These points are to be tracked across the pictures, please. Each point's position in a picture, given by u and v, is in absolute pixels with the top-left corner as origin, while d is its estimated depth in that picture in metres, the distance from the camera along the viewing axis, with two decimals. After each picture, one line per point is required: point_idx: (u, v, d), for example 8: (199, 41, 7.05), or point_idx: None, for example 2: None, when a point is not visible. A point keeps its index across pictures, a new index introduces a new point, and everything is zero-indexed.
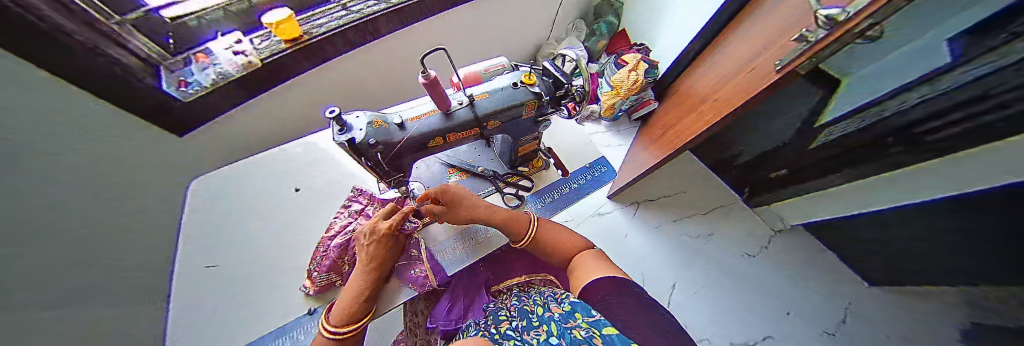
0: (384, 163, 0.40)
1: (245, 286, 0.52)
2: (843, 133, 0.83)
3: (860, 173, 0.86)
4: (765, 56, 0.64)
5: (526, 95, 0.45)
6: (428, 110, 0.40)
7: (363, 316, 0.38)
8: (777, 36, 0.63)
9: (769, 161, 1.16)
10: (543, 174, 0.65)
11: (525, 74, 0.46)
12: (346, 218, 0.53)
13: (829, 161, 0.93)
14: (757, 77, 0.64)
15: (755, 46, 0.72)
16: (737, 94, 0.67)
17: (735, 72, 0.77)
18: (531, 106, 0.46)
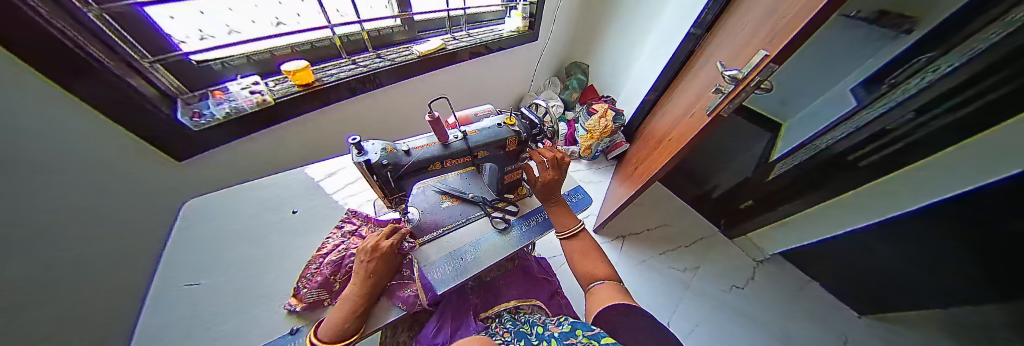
0: (389, 183, 0.46)
1: (221, 306, 0.49)
2: (791, 164, 1.07)
3: (805, 198, 1.08)
4: (697, 105, 0.85)
5: (509, 132, 0.55)
6: (431, 141, 0.48)
7: (350, 332, 0.40)
8: (703, 88, 0.85)
9: (732, 194, 1.37)
10: (527, 200, 0.72)
11: (508, 116, 0.57)
12: (338, 239, 0.57)
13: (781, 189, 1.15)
14: (694, 119, 0.82)
15: (690, 96, 0.94)
16: (688, 127, 0.84)
17: (679, 117, 0.98)
18: (512, 141, 0.56)
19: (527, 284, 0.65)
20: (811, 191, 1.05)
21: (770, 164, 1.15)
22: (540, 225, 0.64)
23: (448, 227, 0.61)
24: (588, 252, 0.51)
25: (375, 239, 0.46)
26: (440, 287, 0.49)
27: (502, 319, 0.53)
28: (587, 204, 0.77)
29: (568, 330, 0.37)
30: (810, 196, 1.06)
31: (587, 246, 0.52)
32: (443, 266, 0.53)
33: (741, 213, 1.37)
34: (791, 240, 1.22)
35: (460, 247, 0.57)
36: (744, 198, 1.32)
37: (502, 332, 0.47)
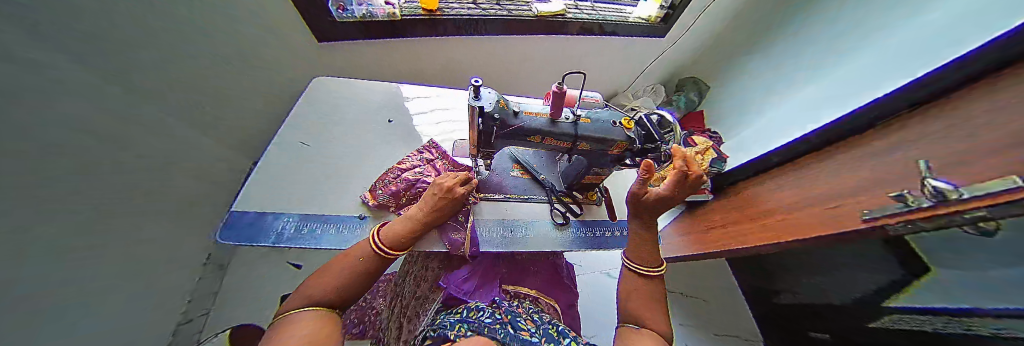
0: (485, 139, 0.43)
1: (314, 172, 0.60)
2: None
3: None
4: (838, 197, 0.72)
5: (621, 136, 0.45)
6: (540, 112, 0.42)
7: (405, 247, 0.44)
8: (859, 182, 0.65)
9: None
10: (593, 208, 0.67)
11: (625, 118, 0.47)
12: (417, 160, 0.62)
13: None
14: (841, 216, 0.64)
15: (834, 180, 0.73)
16: (828, 223, 0.67)
17: (801, 196, 0.85)
18: (622, 146, 0.46)
19: (555, 283, 0.64)
20: None
21: None
22: (595, 240, 0.60)
23: (510, 196, 0.61)
24: (636, 293, 0.44)
25: (450, 181, 0.48)
26: (485, 246, 0.51)
27: (524, 302, 0.53)
28: None
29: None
30: None
31: (638, 287, 0.45)
32: (492, 229, 0.55)
33: None
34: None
35: (514, 220, 0.58)
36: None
37: (525, 317, 0.48)
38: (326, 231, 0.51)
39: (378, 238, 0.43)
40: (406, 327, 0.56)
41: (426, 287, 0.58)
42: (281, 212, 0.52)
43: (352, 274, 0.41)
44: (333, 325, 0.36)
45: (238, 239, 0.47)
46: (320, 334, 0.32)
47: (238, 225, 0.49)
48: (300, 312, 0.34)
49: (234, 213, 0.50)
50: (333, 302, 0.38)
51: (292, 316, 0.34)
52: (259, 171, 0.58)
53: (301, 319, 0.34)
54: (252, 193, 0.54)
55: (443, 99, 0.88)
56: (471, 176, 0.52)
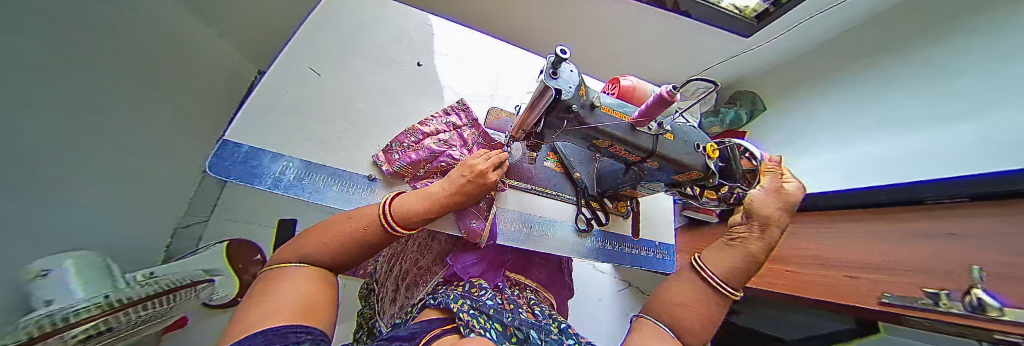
0: (546, 129, 0.35)
1: (323, 111, 0.52)
2: None
3: None
4: (860, 268, 0.73)
5: (700, 165, 0.38)
6: (622, 114, 0.33)
7: (416, 226, 0.41)
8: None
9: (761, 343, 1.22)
10: (620, 220, 0.62)
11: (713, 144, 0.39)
12: (442, 125, 0.55)
13: None
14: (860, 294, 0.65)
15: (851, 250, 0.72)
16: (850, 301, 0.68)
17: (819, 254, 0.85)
18: (695, 175, 0.40)
19: (558, 280, 0.63)
20: None
21: None
22: (611, 254, 0.57)
23: (539, 189, 0.55)
24: (685, 306, 0.35)
25: (484, 166, 0.43)
26: (503, 239, 0.49)
27: (525, 293, 0.52)
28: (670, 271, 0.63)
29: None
30: None
31: (693, 300, 0.35)
32: (513, 221, 0.51)
33: None
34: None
35: (537, 216, 0.53)
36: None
37: (526, 307, 0.47)
38: (331, 187, 0.48)
39: (388, 213, 0.38)
40: (403, 292, 0.56)
41: (428, 260, 0.56)
42: (283, 153, 0.47)
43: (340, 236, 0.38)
44: (323, 283, 0.35)
45: (228, 173, 0.41)
46: (308, 289, 0.32)
47: (232, 159, 0.43)
48: (291, 268, 0.34)
49: (226, 142, 0.43)
50: (328, 262, 0.38)
51: (285, 267, 0.34)
52: (259, 94, 0.49)
53: (295, 273, 0.33)
54: (249, 120, 0.46)
55: (484, 52, 0.76)
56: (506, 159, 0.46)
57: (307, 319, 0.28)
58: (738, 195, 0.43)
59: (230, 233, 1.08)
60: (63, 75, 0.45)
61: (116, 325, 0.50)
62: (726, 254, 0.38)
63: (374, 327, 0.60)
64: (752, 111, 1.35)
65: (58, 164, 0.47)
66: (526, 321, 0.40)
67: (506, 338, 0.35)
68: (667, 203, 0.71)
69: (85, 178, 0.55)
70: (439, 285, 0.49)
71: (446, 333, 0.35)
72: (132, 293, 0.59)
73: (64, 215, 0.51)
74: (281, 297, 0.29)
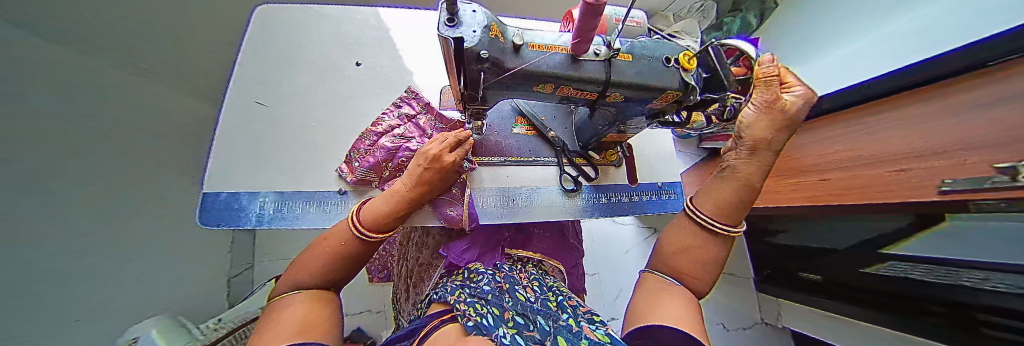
0: (472, 92, 0.30)
1: (282, 140, 0.51)
2: (882, 274, 0.88)
3: (860, 315, 0.94)
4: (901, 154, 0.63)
5: (675, 82, 0.31)
6: (555, 45, 0.27)
7: (391, 227, 0.40)
8: (954, 139, 0.52)
9: (796, 258, 1.18)
10: (611, 170, 0.57)
11: (686, 52, 0.32)
12: (394, 120, 0.52)
13: (842, 283, 1.01)
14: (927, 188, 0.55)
15: (908, 140, 0.61)
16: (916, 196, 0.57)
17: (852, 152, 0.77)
18: (672, 97, 0.33)
19: (563, 246, 0.61)
20: (874, 313, 0.89)
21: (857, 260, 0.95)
22: (609, 208, 0.54)
23: (512, 159, 0.52)
24: (683, 251, 0.33)
25: (438, 149, 0.39)
26: (485, 219, 0.47)
27: (527, 267, 0.50)
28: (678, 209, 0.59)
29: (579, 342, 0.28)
30: (868, 320, 0.91)
31: (688, 243, 0.33)
32: (492, 198, 0.49)
33: (778, 276, 1.27)
34: (823, 331, 1.11)
35: (517, 188, 0.50)
36: (808, 268, 1.14)
37: (525, 283, 0.45)
38: (309, 210, 0.48)
39: (355, 217, 0.38)
40: (413, 288, 0.57)
41: (427, 254, 0.57)
42: (256, 190, 0.47)
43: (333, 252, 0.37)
44: (327, 304, 0.34)
45: (219, 222, 0.44)
46: (312, 314, 0.31)
47: (217, 207, 0.44)
48: (291, 296, 0.33)
49: (207, 193, 0.45)
50: (327, 279, 0.36)
51: (285, 297, 0.33)
52: (219, 140, 0.48)
53: (298, 299, 0.32)
54: (219, 168, 0.47)
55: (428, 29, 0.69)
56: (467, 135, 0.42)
57: (312, 336, 0.27)
58: (731, 106, 0.35)
59: (274, 267, 1.19)
60: (111, 168, 0.50)
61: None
62: (711, 189, 0.34)
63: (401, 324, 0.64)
64: (762, 13, 1.24)
65: (126, 243, 0.54)
66: (530, 304, 0.38)
67: (504, 321, 0.33)
68: (665, 138, 0.65)
69: (154, 251, 0.62)
70: (441, 276, 0.50)
71: (445, 324, 0.34)
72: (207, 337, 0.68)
73: (140, 283, 0.60)
74: (280, 324, 0.28)
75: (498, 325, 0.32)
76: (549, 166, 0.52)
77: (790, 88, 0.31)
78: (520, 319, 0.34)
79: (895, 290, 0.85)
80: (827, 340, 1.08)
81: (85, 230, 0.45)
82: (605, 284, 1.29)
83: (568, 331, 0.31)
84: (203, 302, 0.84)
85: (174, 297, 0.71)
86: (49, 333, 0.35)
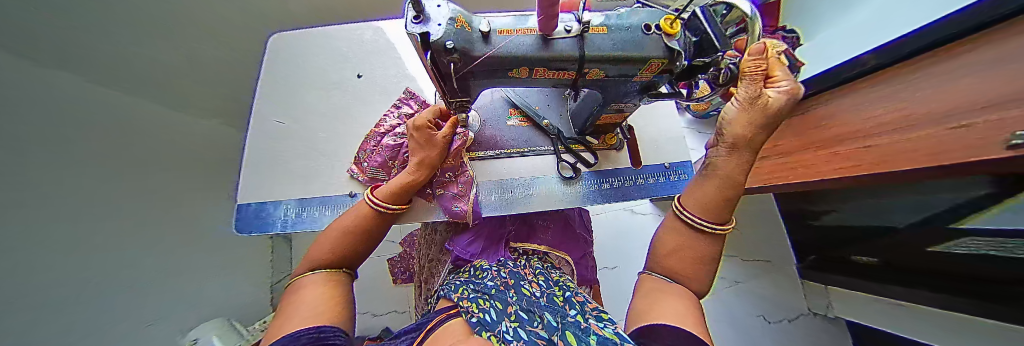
0: (450, 84, 0.31)
1: (297, 152, 0.56)
2: (951, 253, 0.75)
3: (937, 301, 0.82)
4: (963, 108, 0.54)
5: (657, 50, 0.29)
6: (524, 28, 0.27)
7: (398, 201, 0.42)
8: (1010, 87, 0.43)
9: (847, 239, 1.06)
10: (612, 154, 0.55)
11: (667, 17, 0.30)
12: (394, 120, 0.55)
13: (907, 265, 0.89)
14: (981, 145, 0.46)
15: (968, 91, 0.52)
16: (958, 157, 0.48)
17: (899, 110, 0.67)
18: (657, 67, 0.31)
19: (569, 236, 0.59)
20: (954, 298, 0.77)
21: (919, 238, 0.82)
22: (612, 193, 0.52)
23: (508, 151, 0.52)
24: (673, 253, 0.31)
25: (425, 118, 0.42)
26: (486, 211, 0.47)
27: (531, 261, 0.50)
28: None
29: (586, 336, 0.26)
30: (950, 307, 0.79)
31: (680, 239, 0.31)
32: (492, 190, 0.50)
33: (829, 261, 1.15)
34: (887, 317, 0.99)
35: (515, 178, 0.50)
36: (860, 251, 1.03)
37: (530, 279, 0.44)
38: (325, 213, 0.52)
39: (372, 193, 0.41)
40: (425, 284, 0.60)
41: (436, 250, 0.59)
42: (278, 199, 0.52)
43: (347, 231, 0.37)
44: (343, 288, 0.34)
45: (250, 229, 0.49)
46: (333, 296, 0.31)
47: (248, 215, 0.50)
48: (310, 275, 0.32)
49: (241, 204, 0.51)
50: (341, 260, 0.35)
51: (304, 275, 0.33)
52: (248, 158, 0.54)
53: (314, 280, 0.32)
54: (249, 183, 0.53)
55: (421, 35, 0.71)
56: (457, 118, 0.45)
57: (327, 321, 0.27)
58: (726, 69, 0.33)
59: None
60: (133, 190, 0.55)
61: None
62: (698, 188, 0.31)
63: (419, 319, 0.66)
64: None
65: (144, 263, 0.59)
66: (537, 301, 0.37)
67: (506, 315, 0.33)
68: (672, 115, 0.61)
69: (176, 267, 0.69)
70: (448, 271, 0.51)
71: (453, 317, 0.35)
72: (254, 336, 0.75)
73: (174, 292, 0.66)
74: (298, 308, 0.28)
75: (500, 319, 0.32)
76: (546, 154, 0.51)
77: (776, 83, 0.27)
78: (521, 315, 0.33)
79: (969, 271, 0.73)
80: (896, 330, 0.96)
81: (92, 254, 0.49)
82: (624, 275, 1.25)
83: (573, 328, 0.29)
84: (244, 307, 0.92)
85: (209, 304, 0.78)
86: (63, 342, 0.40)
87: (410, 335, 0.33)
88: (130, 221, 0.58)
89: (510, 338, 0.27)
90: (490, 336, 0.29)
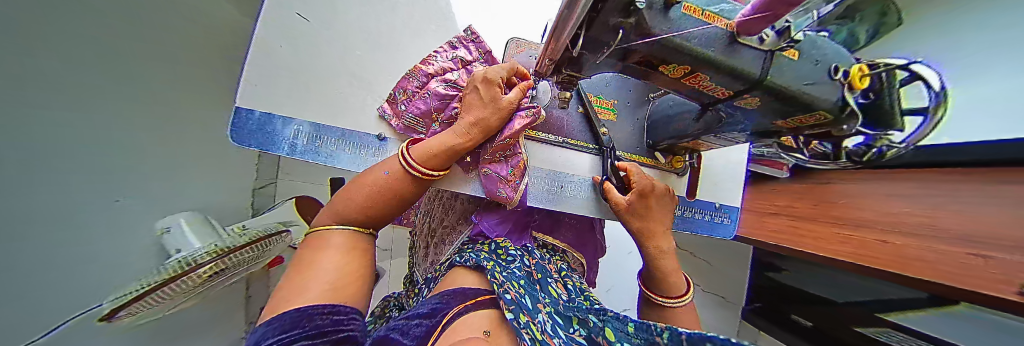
0: (584, 55, 0.25)
1: (324, 66, 0.46)
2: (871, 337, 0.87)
3: None
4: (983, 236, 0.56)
5: (832, 100, 0.26)
6: (715, 16, 0.21)
7: (440, 165, 0.37)
8: None
9: (787, 298, 1.18)
10: (672, 178, 0.53)
11: (859, 67, 0.27)
12: (447, 62, 0.46)
13: (828, 332, 1.00)
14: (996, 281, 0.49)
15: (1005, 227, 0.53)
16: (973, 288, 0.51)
17: None
18: (813, 120, 0.29)
19: (588, 240, 0.58)
20: None
21: (855, 318, 0.93)
22: None
23: (573, 142, 0.49)
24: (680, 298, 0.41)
25: (495, 72, 0.36)
26: (531, 200, 0.46)
27: (554, 257, 0.49)
28: (728, 236, 0.57)
29: (626, 328, 0.25)
30: None
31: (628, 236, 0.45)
32: (540, 180, 0.48)
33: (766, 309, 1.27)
34: None
35: (567, 174, 0.49)
36: (801, 313, 1.12)
37: (556, 277, 0.43)
38: (343, 150, 0.46)
39: (407, 153, 0.36)
40: (433, 247, 0.57)
41: (453, 218, 0.56)
42: (293, 117, 0.44)
43: (382, 191, 0.35)
44: (363, 253, 0.34)
45: (251, 143, 0.41)
46: (353, 271, 0.30)
47: (250, 126, 0.42)
48: (331, 235, 0.32)
49: (240, 109, 0.41)
50: (364, 219, 0.35)
51: (327, 232, 0.33)
52: (258, 54, 0.43)
53: (337, 242, 0.32)
54: (256, 86, 0.42)
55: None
56: (520, 66, 0.39)
57: (345, 300, 0.27)
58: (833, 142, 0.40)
59: None
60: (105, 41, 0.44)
61: (229, 264, 0.62)
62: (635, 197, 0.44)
63: (412, 276, 0.65)
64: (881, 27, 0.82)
65: (144, 138, 0.55)
66: (567, 302, 0.36)
67: (539, 308, 0.32)
68: (739, 154, 0.58)
69: (169, 150, 0.64)
70: (464, 243, 0.49)
71: (477, 306, 0.33)
72: (234, 241, 0.68)
73: (157, 176, 0.60)
74: (320, 270, 0.28)
75: (536, 308, 0.31)
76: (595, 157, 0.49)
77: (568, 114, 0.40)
78: (557, 315, 0.32)
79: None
80: None
81: (103, 115, 0.44)
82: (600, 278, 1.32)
83: None
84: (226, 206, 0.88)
85: (191, 194, 0.73)
86: (59, 204, 0.36)
87: (420, 322, 0.29)
88: (133, 85, 0.50)
89: (551, 333, 0.27)
90: (527, 323, 0.28)
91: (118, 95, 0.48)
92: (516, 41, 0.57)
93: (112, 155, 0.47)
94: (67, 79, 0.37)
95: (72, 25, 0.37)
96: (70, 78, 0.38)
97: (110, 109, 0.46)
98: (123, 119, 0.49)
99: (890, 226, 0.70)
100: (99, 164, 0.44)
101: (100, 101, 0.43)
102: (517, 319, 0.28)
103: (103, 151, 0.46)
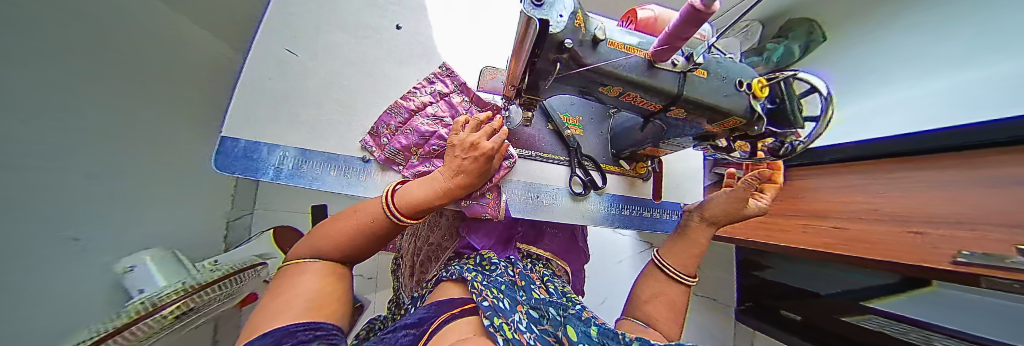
0: (538, 80, 0.29)
1: (307, 95, 0.49)
2: None
3: None
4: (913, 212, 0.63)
5: (742, 109, 0.33)
6: (633, 47, 0.28)
7: (422, 213, 0.39)
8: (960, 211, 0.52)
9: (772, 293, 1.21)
10: (638, 183, 0.59)
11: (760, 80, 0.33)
12: (428, 96, 0.51)
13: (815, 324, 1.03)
14: (922, 250, 0.55)
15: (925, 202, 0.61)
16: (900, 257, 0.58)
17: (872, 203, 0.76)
18: (734, 123, 0.35)
19: (572, 247, 0.60)
20: None
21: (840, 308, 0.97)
22: (628, 218, 0.57)
23: (545, 155, 0.54)
24: (657, 296, 0.45)
25: (475, 136, 0.39)
26: (513, 212, 0.49)
27: (539, 266, 0.50)
28: None
29: (589, 330, 0.29)
30: None
31: (660, 291, 0.46)
32: (521, 193, 0.52)
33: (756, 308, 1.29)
34: None
35: (545, 184, 0.53)
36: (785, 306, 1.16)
37: (540, 284, 0.44)
38: (327, 173, 0.47)
39: (390, 201, 0.37)
40: (420, 266, 0.58)
41: (438, 235, 0.56)
42: (276, 143, 0.45)
43: (359, 226, 0.36)
44: (338, 281, 0.34)
45: (235, 170, 0.42)
46: (332, 300, 0.31)
47: (235, 153, 0.43)
48: (310, 264, 0.33)
49: (224, 138, 0.42)
50: (344, 255, 0.36)
51: (301, 263, 0.34)
52: (243, 87, 0.45)
53: (311, 269, 0.33)
54: (241, 115, 0.44)
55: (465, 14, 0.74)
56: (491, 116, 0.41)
57: (321, 315, 0.28)
58: (788, 144, 0.41)
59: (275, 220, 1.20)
60: (92, 85, 0.45)
61: (196, 303, 0.58)
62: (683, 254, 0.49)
63: (397, 299, 0.64)
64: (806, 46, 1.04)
65: (112, 172, 0.53)
66: (545, 298, 0.39)
67: (518, 310, 0.33)
68: (696, 158, 0.65)
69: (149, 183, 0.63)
70: (449, 260, 0.50)
71: (462, 314, 0.34)
72: (204, 278, 0.65)
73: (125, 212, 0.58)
74: (299, 293, 0.29)
75: (513, 309, 0.33)
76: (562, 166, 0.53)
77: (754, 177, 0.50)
78: (532, 314, 0.34)
79: None
80: None
81: (77, 155, 0.45)
82: (592, 290, 1.31)
83: (584, 319, 0.32)
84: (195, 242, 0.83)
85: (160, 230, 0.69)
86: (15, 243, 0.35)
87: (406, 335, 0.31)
88: (108, 124, 0.50)
89: (523, 330, 0.29)
90: (502, 325, 0.29)
91: (100, 135, 0.49)
92: (490, 69, 0.63)
93: (77, 194, 0.46)
94: (59, 118, 0.39)
95: (64, 67, 0.40)
96: (59, 110, 0.39)
97: (81, 149, 0.45)
98: (101, 158, 0.50)
99: (841, 212, 0.77)
100: (59, 203, 0.42)
101: (72, 140, 0.43)
102: (492, 323, 0.30)
103: (82, 190, 0.46)
